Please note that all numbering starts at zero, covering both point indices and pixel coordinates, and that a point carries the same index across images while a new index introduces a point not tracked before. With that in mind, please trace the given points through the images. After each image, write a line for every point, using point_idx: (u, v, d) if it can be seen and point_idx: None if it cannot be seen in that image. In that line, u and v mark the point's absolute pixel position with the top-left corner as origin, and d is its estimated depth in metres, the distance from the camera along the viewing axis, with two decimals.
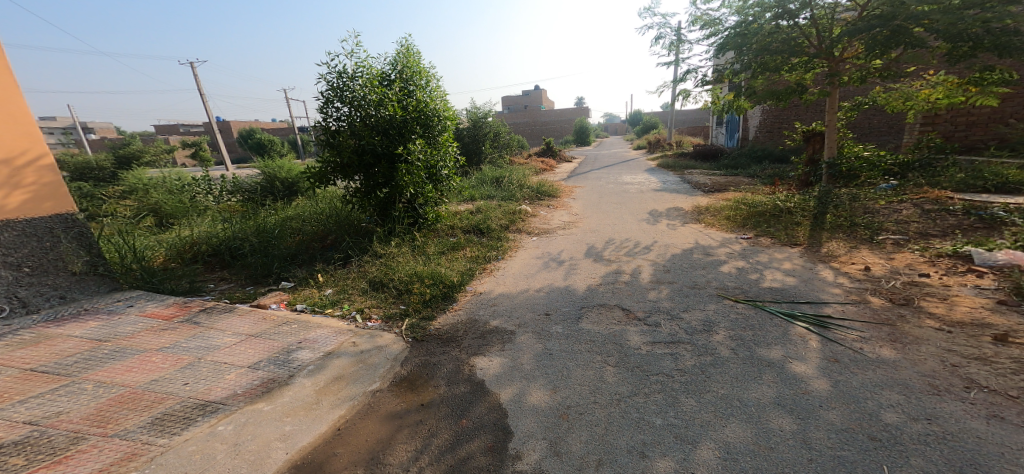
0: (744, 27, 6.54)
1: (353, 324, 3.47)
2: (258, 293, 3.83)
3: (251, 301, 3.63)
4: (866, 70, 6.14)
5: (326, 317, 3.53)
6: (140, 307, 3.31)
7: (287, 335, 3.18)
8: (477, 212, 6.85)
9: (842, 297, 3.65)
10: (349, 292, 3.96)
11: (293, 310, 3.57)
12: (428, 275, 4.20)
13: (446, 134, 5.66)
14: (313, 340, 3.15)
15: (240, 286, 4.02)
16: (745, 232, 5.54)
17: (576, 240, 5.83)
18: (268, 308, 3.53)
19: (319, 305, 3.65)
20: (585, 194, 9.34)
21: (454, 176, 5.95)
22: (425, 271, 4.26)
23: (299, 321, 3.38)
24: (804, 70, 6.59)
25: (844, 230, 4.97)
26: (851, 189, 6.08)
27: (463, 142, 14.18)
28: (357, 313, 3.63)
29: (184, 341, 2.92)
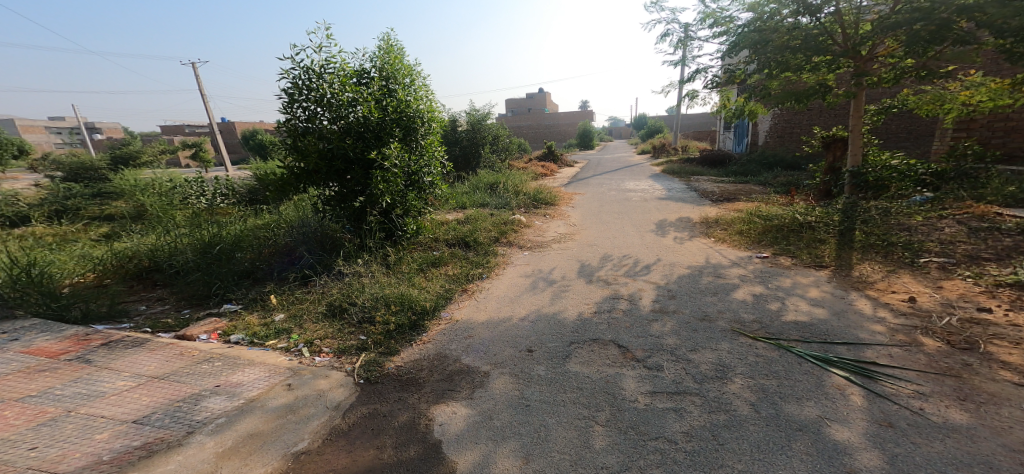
0: (759, 23, 5.93)
1: (296, 360, 2.88)
2: (191, 318, 3.29)
3: (177, 330, 3.10)
4: (900, 70, 5.49)
5: (264, 351, 2.96)
6: (25, 342, 2.82)
7: (205, 376, 2.58)
8: (465, 222, 6.29)
9: (886, 336, 3.03)
10: (302, 317, 3.38)
11: (225, 342, 3.02)
12: (397, 298, 3.64)
13: (431, 137, 5.11)
14: (236, 384, 2.55)
15: (173, 310, 3.48)
16: (761, 250, 4.93)
17: (572, 256, 5.25)
18: (194, 340, 2.99)
19: (259, 336, 3.08)
20: (585, 202, 8.76)
21: (440, 183, 5.38)
22: (393, 293, 3.70)
23: (226, 358, 2.81)
24: (827, 72, 5.92)
25: (878, 250, 4.34)
26: (879, 202, 5.46)
27: (460, 145, 13.67)
28: (305, 346, 3.04)
29: (59, 388, 2.39)
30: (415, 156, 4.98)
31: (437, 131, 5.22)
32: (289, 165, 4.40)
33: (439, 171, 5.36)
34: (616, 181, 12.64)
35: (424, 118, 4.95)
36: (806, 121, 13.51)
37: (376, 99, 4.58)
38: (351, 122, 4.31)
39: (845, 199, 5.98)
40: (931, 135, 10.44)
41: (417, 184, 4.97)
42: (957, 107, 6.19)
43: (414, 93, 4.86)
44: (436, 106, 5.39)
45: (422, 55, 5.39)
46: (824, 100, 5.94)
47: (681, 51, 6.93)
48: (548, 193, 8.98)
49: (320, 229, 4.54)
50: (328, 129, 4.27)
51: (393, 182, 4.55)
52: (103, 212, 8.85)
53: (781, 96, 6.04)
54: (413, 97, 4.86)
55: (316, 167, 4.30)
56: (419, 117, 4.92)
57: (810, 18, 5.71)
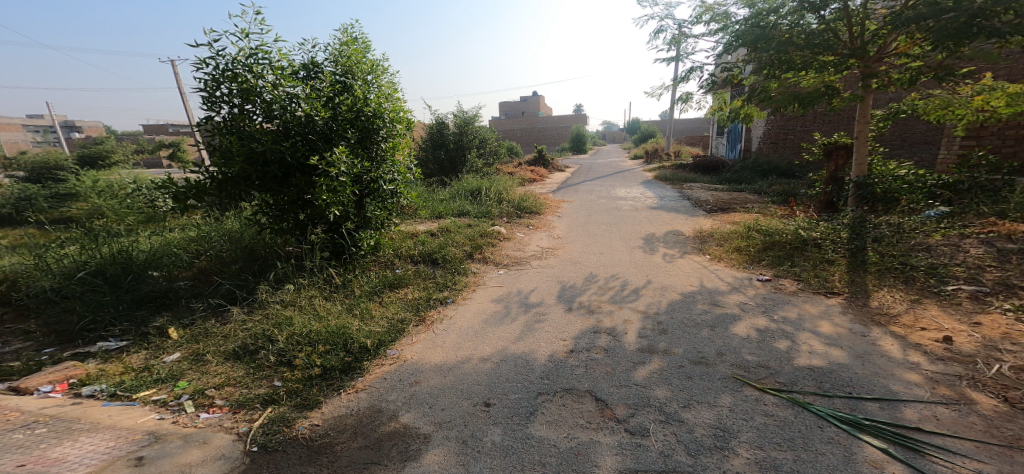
0: (755, 18, 5.43)
1: (169, 419, 2.26)
2: (48, 363, 2.64)
3: (13, 381, 2.46)
4: (917, 71, 4.95)
5: (125, 408, 2.33)
6: None
7: (11, 450, 1.92)
8: (436, 234, 5.66)
9: (924, 389, 2.47)
10: (203, 358, 2.76)
11: (73, 396, 2.38)
12: (333, 331, 3.02)
13: (395, 141, 4.45)
14: (58, 459, 1.89)
15: (33, 350, 2.82)
16: (763, 271, 4.39)
17: (552, 276, 4.64)
18: (29, 396, 2.34)
19: (127, 387, 2.46)
20: (572, 211, 8.21)
21: (405, 191, 4.74)
22: (329, 325, 3.08)
23: (61, 420, 2.16)
24: (828, 74, 5.44)
25: (897, 274, 3.81)
26: (889, 217, 4.95)
27: (446, 148, 13.08)
28: (189, 398, 2.43)
29: None
30: (374, 161, 4.30)
31: (402, 133, 4.57)
32: (210, 170, 3.55)
33: (406, 179, 4.74)
34: (607, 187, 12.10)
35: (385, 118, 4.28)
36: (800, 127, 13.08)
37: (323, 95, 3.89)
38: (292, 120, 3.58)
39: (852, 212, 5.47)
40: (926, 144, 10.05)
41: (377, 193, 4.28)
42: (967, 112, 5.72)
43: (373, 90, 4.20)
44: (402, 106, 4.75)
45: (383, 50, 4.76)
46: (831, 103, 5.51)
47: (675, 49, 6.43)
48: (533, 201, 8.40)
49: (254, 247, 3.90)
50: (262, 128, 3.51)
51: (347, 192, 3.82)
52: (59, 214, 8.22)
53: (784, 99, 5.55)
54: (372, 94, 4.20)
55: (243, 173, 3.47)
56: (380, 117, 4.23)
57: (813, 15, 5.22)
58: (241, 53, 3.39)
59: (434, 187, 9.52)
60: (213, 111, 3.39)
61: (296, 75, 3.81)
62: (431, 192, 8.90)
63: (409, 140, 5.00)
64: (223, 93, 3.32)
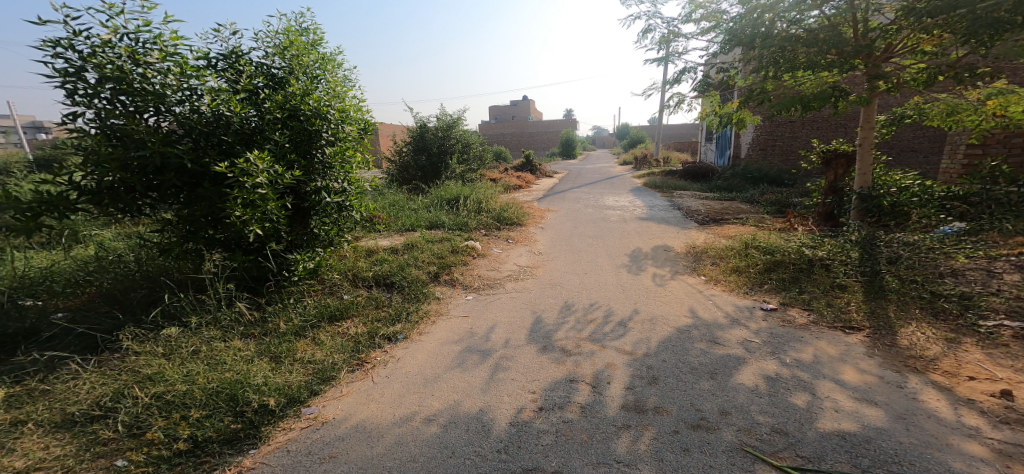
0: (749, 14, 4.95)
1: None
2: None
3: None
4: (937, 69, 4.53)
5: None
6: None
7: None
8: (399, 250, 4.99)
9: (994, 469, 1.89)
10: (19, 429, 2.06)
11: None
12: (221, 385, 2.37)
13: (344, 143, 3.78)
14: None
15: None
16: (767, 299, 3.85)
17: (526, 304, 4.03)
18: None
19: None
20: (556, 222, 7.63)
21: (357, 203, 4.09)
22: (221, 377, 2.42)
23: None
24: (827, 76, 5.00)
25: (924, 304, 3.28)
26: (902, 234, 4.45)
27: (427, 153, 12.42)
28: None
29: None
30: (316, 168, 3.62)
31: (352, 135, 3.91)
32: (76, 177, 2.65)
33: (359, 189, 4.10)
34: (595, 195, 11.56)
35: (329, 117, 3.60)
36: (789, 133, 12.77)
37: (243, 90, 3.19)
38: (196, 119, 2.86)
39: (859, 227, 4.97)
40: (917, 151, 9.86)
41: (320, 205, 3.60)
42: (974, 117, 5.31)
43: (311, 85, 3.53)
44: (353, 105, 4.09)
45: (327, 41, 4.10)
46: (839, 105, 4.82)
47: (662, 50, 5.94)
48: (514, 210, 7.80)
49: (155, 272, 3.23)
50: (153, 128, 2.76)
51: (279, 205, 3.13)
52: None
53: (786, 102, 5.04)
54: (311, 89, 3.53)
55: (126, 182, 2.70)
56: (323, 115, 3.54)
57: (810, 16, 4.79)
58: (120, 34, 2.66)
59: (409, 196, 8.86)
60: (81, 107, 2.63)
61: (207, 68, 3.10)
62: (405, 200, 8.27)
63: (363, 145, 4.35)
64: (92, 82, 2.55)
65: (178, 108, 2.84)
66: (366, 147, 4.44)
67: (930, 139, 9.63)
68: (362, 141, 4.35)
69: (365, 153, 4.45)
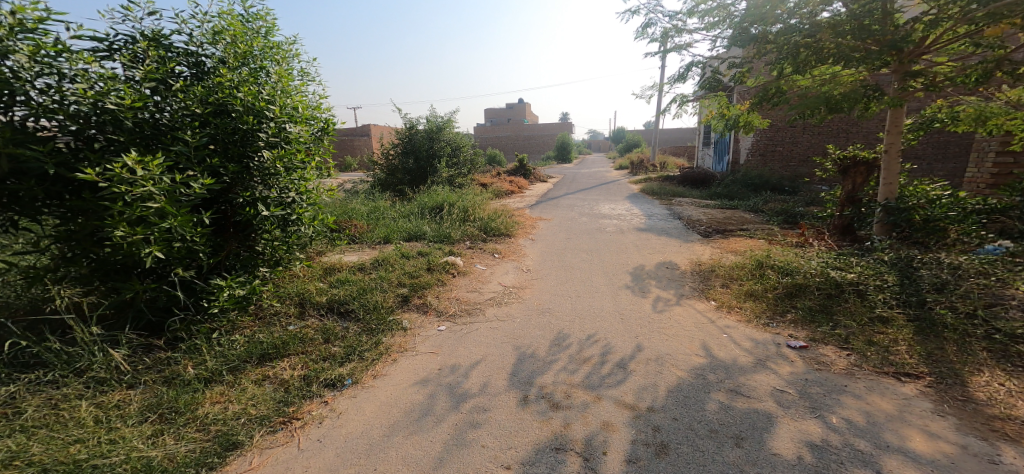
0: (757, 8, 4.37)
1: None
2: None
3: None
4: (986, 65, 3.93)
5: None
6: None
7: None
8: (365, 268, 4.35)
9: None
10: None
11: None
12: (54, 467, 1.79)
13: (289, 146, 3.15)
14: None
15: None
16: (793, 332, 3.26)
17: (507, 337, 3.39)
18: None
19: None
20: (547, 233, 7.03)
21: (310, 217, 3.46)
22: (55, 457, 1.83)
23: None
24: (848, 75, 4.46)
25: (991, 345, 2.69)
26: (942, 255, 3.91)
27: (415, 156, 11.81)
28: None
29: None
30: (250, 175, 2.99)
31: (303, 136, 3.29)
32: None
33: (314, 201, 3.48)
34: (591, 202, 10.95)
35: (270, 114, 2.97)
36: (790, 139, 12.33)
37: (148, 77, 2.58)
38: (65, 113, 2.27)
39: (888, 244, 4.41)
40: (927, 158, 9.41)
41: (255, 219, 2.98)
42: (1006, 125, 4.93)
43: (244, 75, 2.91)
44: (307, 102, 3.46)
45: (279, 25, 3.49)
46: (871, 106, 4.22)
47: (664, 46, 5.36)
48: (504, 219, 7.18)
49: (37, 300, 2.59)
50: (5, 121, 2.18)
51: (191, 222, 2.53)
52: None
53: (811, 102, 4.46)
54: (244, 80, 2.90)
55: None
56: (259, 109, 2.91)
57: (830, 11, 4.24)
58: None
59: (390, 203, 8.23)
60: None
61: (105, 53, 2.55)
62: (385, 207, 7.62)
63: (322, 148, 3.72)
64: None
65: (40, 97, 2.25)
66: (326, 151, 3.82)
67: (935, 146, 9.31)
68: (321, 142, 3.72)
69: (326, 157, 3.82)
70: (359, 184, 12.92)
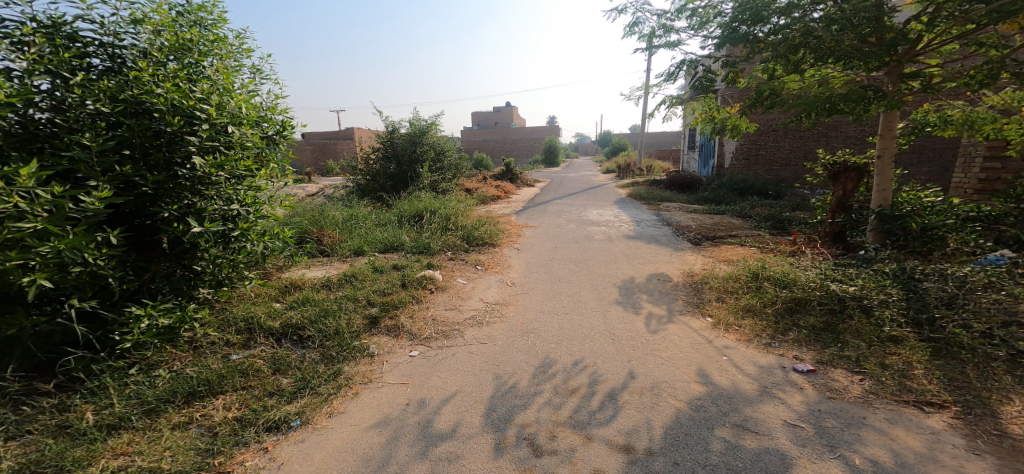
0: (747, 7, 4.19)
1: None
2: None
3: None
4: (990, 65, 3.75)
5: None
6: None
7: None
8: (331, 285, 3.99)
9: None
10: None
11: None
12: None
13: (227, 150, 2.84)
14: None
15: None
16: (798, 355, 3.02)
17: (487, 363, 3.08)
18: None
19: None
20: (532, 241, 6.73)
21: (258, 232, 3.15)
22: None
23: None
24: (836, 77, 4.29)
25: (1013, 368, 2.49)
26: (941, 265, 3.74)
27: (396, 161, 11.43)
28: None
29: None
30: (179, 184, 2.65)
31: (246, 139, 2.97)
32: None
33: (261, 214, 3.16)
34: (578, 208, 10.71)
35: (202, 114, 2.64)
36: (772, 143, 12.32)
37: (47, 69, 2.32)
38: None
39: (886, 254, 4.22)
40: (906, 163, 9.49)
41: (185, 235, 2.67)
42: (998, 128, 4.82)
43: (170, 69, 2.62)
44: (256, 105, 3.15)
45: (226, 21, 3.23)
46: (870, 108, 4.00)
47: (652, 45, 5.17)
48: (488, 227, 6.86)
49: None
50: None
51: (92, 242, 2.27)
52: None
53: (808, 103, 4.23)
54: (170, 75, 2.62)
55: None
56: (187, 107, 2.60)
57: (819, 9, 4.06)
58: None
59: (368, 211, 7.83)
60: None
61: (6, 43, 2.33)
62: (363, 215, 7.23)
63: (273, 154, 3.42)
64: None
65: None
66: (279, 158, 3.51)
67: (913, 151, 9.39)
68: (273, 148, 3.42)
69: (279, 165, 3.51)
70: (339, 190, 12.45)
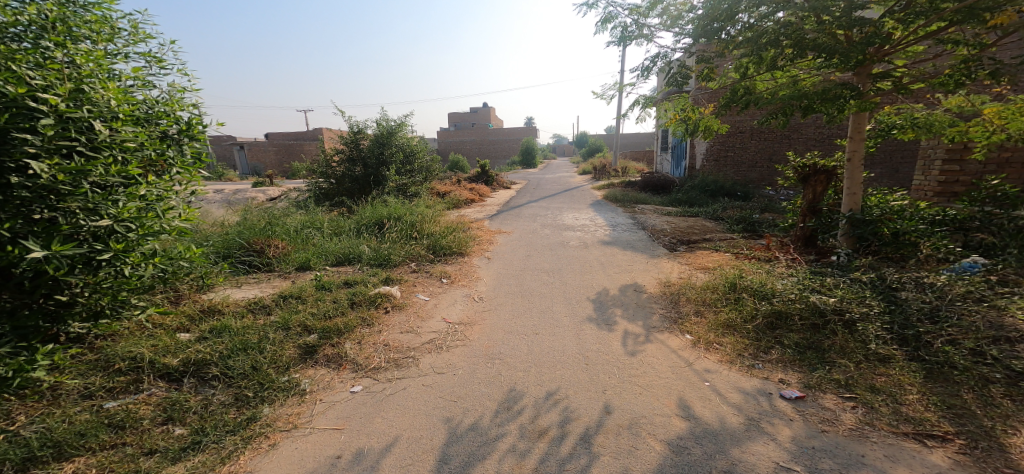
0: (718, 3, 4.03)
1: None
2: None
3: None
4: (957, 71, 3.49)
5: None
6: None
7: None
8: (264, 308, 3.52)
9: None
10: None
11: None
12: None
13: (85, 151, 2.42)
14: None
15: None
16: (782, 378, 2.79)
17: (445, 399, 2.74)
18: None
19: None
20: (501, 249, 6.39)
21: (138, 255, 2.74)
22: None
23: None
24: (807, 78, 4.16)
25: (1006, 391, 2.32)
26: (913, 272, 3.56)
27: (361, 163, 10.86)
28: None
29: None
30: (17, 195, 2.22)
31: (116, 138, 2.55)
32: None
33: (146, 230, 2.73)
34: (554, 211, 10.42)
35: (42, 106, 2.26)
36: (740, 144, 12.41)
37: None
38: None
39: (852, 259, 4.10)
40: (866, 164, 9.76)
41: (20, 261, 2.18)
42: (965, 131, 4.72)
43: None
44: (134, 102, 2.78)
45: (102, 1, 2.83)
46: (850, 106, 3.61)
47: (625, 40, 4.92)
48: (457, 234, 6.46)
49: None
50: None
51: None
52: None
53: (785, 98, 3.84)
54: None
55: None
56: (17, 97, 2.20)
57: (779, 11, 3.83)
58: None
59: (327, 217, 7.30)
60: None
61: None
62: (321, 222, 6.69)
63: (165, 156, 3.00)
64: None
65: None
66: (175, 160, 3.07)
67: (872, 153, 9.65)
68: (165, 149, 3.00)
69: (176, 168, 3.08)
70: (301, 194, 11.72)
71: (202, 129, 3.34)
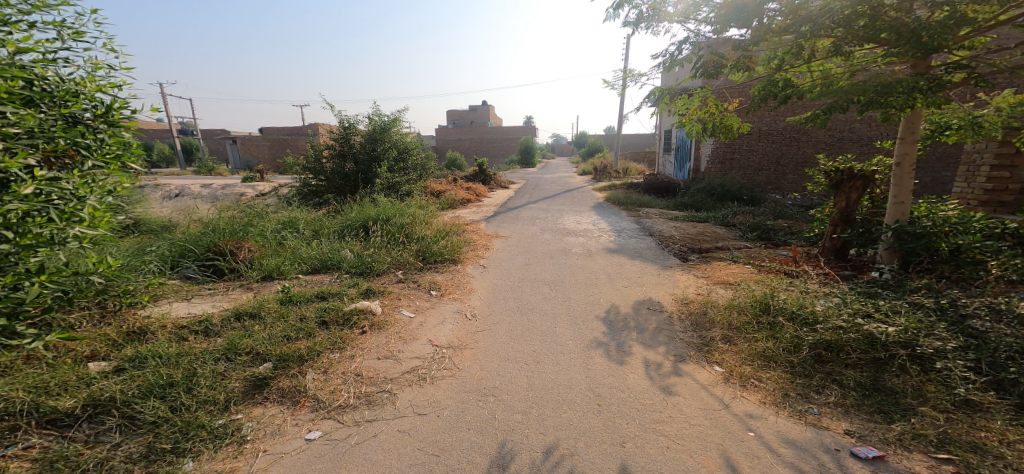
0: None
1: None
2: None
3: None
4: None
5: None
6: None
7: None
8: (212, 328, 2.95)
9: None
10: None
11: None
12: None
13: None
14: None
15: None
16: (847, 431, 2.24)
17: (425, 451, 2.18)
18: None
19: None
20: (497, 256, 5.82)
21: (19, 270, 2.17)
22: None
23: None
24: (841, 74, 3.63)
25: None
26: (983, 296, 3.02)
27: (351, 160, 10.26)
28: None
29: None
30: None
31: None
32: None
33: (33, 239, 2.18)
34: (555, 214, 9.84)
35: None
36: (747, 147, 11.87)
37: None
38: None
39: (902, 277, 3.56)
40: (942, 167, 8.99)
41: None
42: None
43: None
44: (23, 78, 2.24)
45: None
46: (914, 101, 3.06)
47: (636, 27, 4.42)
48: (450, 238, 5.88)
49: None
50: None
51: None
52: None
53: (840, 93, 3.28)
54: None
55: None
56: None
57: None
58: None
59: (307, 217, 6.70)
60: None
61: None
62: (299, 222, 6.09)
63: (73, 146, 2.47)
64: None
65: None
66: (88, 151, 2.55)
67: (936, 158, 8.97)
68: (72, 138, 2.47)
69: (91, 161, 2.56)
70: (288, 191, 11.08)
71: (125, 115, 2.81)
